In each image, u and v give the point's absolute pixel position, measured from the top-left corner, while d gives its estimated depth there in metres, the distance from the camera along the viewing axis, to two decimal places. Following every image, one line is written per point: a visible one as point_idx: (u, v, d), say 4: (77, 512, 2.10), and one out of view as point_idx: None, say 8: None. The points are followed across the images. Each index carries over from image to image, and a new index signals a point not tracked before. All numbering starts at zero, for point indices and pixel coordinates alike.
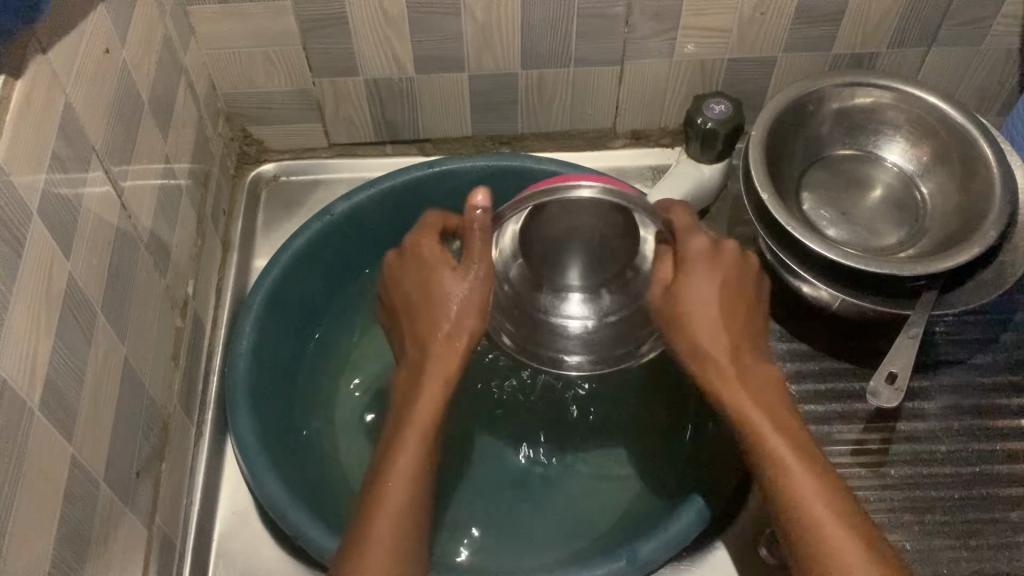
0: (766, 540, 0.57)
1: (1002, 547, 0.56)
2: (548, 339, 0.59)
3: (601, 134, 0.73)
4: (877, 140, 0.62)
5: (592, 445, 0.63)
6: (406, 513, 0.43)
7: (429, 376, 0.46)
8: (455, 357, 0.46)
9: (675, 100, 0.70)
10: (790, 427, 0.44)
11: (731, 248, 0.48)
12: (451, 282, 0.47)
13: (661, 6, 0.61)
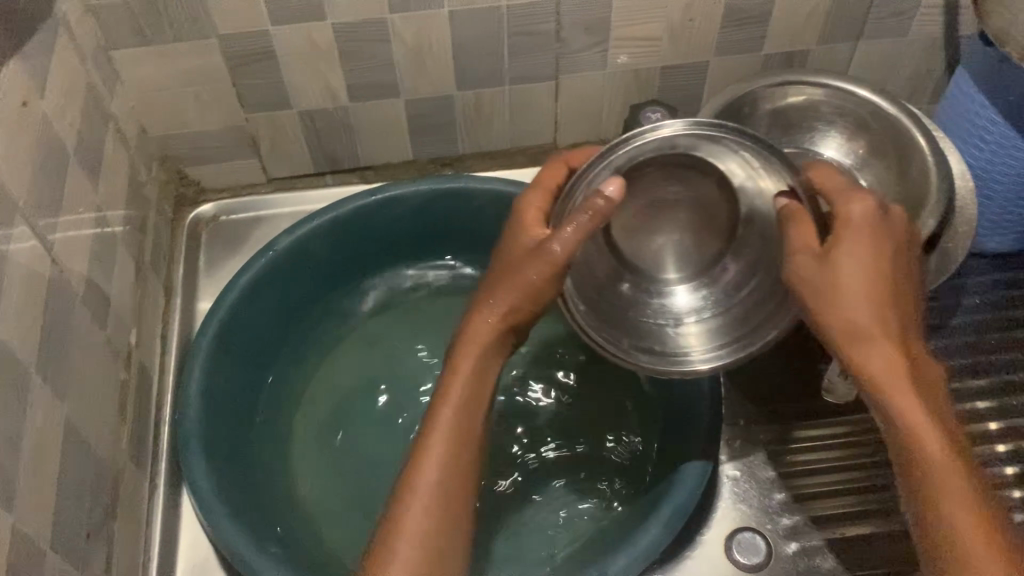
0: (735, 543, 0.56)
1: None
2: (655, 334, 0.53)
3: (543, 149, 0.72)
4: (813, 137, 0.62)
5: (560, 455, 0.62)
6: (444, 496, 0.43)
7: (466, 347, 0.46)
8: (487, 329, 0.47)
9: (613, 110, 0.70)
10: (937, 406, 0.42)
11: (897, 219, 0.44)
12: (525, 269, 0.45)
13: (590, 19, 0.61)
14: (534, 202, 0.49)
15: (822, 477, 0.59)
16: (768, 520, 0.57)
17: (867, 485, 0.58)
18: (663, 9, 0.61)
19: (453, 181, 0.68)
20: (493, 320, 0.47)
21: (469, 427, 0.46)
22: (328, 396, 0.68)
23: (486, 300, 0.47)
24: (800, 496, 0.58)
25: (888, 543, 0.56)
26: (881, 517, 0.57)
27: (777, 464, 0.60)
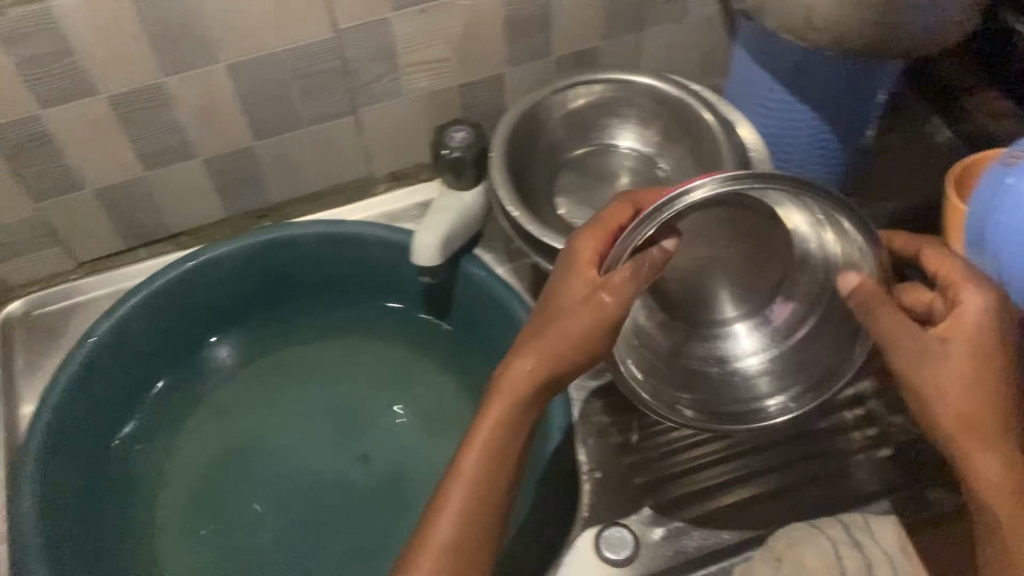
0: (604, 539, 0.56)
1: (821, 480, 0.59)
2: (729, 392, 0.53)
3: (361, 184, 0.71)
4: (608, 132, 0.65)
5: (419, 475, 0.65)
6: (460, 548, 0.41)
7: (499, 395, 0.43)
8: (525, 377, 0.42)
9: (421, 135, 0.69)
10: None
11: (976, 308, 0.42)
12: (575, 319, 0.42)
13: (372, 50, 0.61)
14: (586, 251, 0.44)
15: (677, 457, 0.60)
16: (633, 508, 0.57)
17: (721, 457, 0.60)
18: (443, 28, 0.61)
19: (271, 234, 0.67)
20: (527, 367, 0.42)
21: (494, 480, 0.42)
22: (179, 476, 0.65)
23: (528, 340, 0.44)
24: (660, 479, 0.59)
25: (748, 509, 0.58)
26: (739, 485, 0.59)
27: (633, 453, 0.61)
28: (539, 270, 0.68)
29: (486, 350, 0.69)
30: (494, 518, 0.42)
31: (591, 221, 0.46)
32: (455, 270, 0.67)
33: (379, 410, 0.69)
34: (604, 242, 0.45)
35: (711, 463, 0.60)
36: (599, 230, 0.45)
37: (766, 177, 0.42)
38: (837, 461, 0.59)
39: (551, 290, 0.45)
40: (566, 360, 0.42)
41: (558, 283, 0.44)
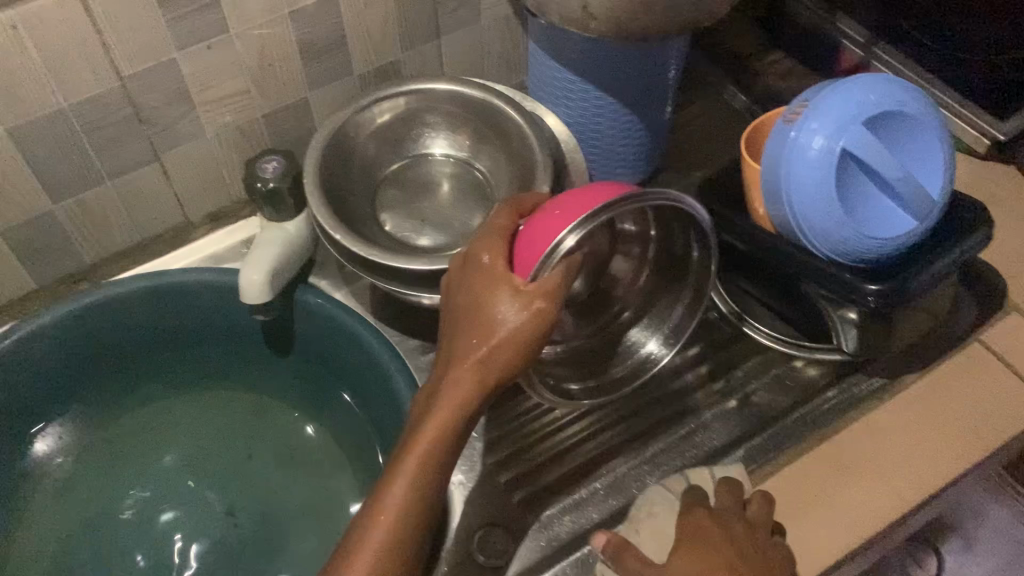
0: (478, 543, 0.56)
1: (676, 443, 0.61)
2: (626, 367, 0.63)
3: (180, 230, 0.69)
4: (420, 143, 0.65)
5: (287, 504, 0.66)
6: (396, 543, 0.45)
7: (442, 402, 0.46)
8: (465, 382, 0.46)
9: (234, 171, 0.68)
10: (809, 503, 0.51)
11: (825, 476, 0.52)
12: (506, 310, 0.45)
13: (165, 92, 0.59)
14: (495, 265, 0.48)
15: (543, 446, 0.61)
16: (501, 507, 0.58)
17: (590, 441, 0.61)
18: (234, 61, 0.60)
19: (86, 298, 0.63)
20: (476, 360, 0.46)
21: (427, 485, 0.46)
22: (37, 567, 0.63)
23: (470, 337, 0.46)
24: (533, 467, 0.60)
25: (611, 486, 0.59)
26: (604, 465, 0.60)
27: (499, 449, 0.61)
28: (377, 289, 0.68)
29: (334, 376, 0.69)
30: (425, 514, 0.46)
31: (483, 231, 0.50)
32: (291, 303, 0.65)
33: (239, 459, 0.68)
34: (527, 263, 0.47)
35: (576, 445, 0.61)
36: (493, 251, 0.49)
37: (637, 198, 0.46)
38: (688, 421, 0.62)
39: (471, 290, 0.47)
40: (511, 355, 0.46)
41: (469, 293, 0.47)
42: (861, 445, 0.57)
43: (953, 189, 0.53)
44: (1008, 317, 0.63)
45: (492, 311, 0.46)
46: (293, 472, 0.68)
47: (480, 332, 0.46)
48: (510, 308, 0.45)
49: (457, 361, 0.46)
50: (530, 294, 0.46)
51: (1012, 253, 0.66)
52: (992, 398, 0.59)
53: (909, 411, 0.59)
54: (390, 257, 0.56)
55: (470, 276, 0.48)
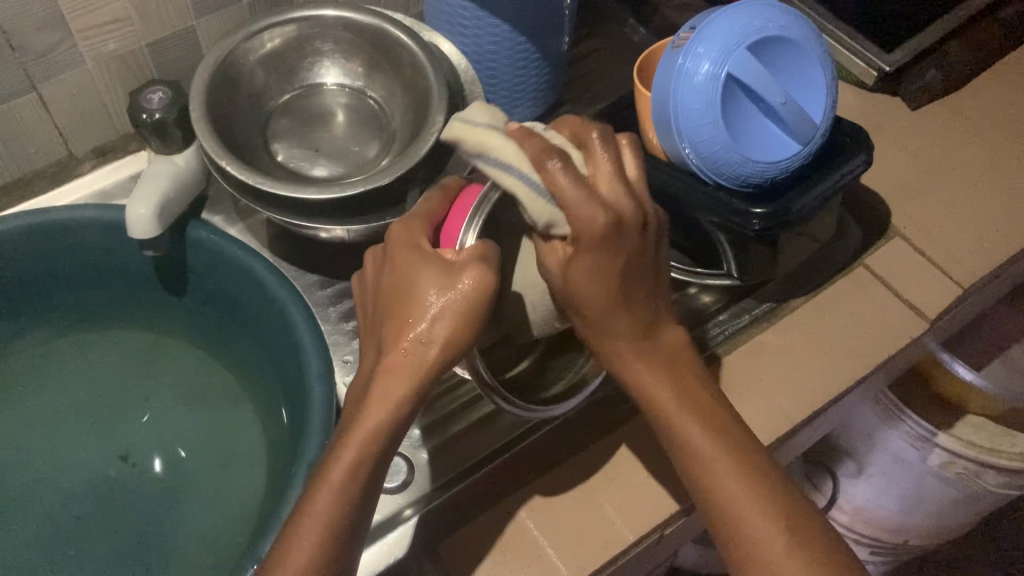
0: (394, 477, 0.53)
1: None
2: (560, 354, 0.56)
3: (62, 166, 0.66)
4: (311, 72, 0.64)
5: (194, 458, 0.65)
6: (344, 513, 0.42)
7: (388, 367, 0.43)
8: (410, 346, 0.43)
9: (118, 104, 0.65)
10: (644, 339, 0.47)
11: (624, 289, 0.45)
12: (430, 287, 0.43)
13: (37, 17, 0.56)
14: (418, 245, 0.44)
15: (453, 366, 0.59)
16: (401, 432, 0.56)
17: None
18: None
19: None
20: (419, 331, 0.42)
21: (382, 452, 0.43)
22: None
23: (402, 310, 0.43)
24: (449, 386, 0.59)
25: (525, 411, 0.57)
26: None
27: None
28: (273, 224, 0.67)
29: (232, 316, 0.66)
30: (378, 480, 0.43)
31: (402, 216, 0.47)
32: (181, 239, 0.63)
33: (134, 400, 0.68)
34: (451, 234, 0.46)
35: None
36: (418, 231, 0.45)
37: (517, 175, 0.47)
38: None
39: (398, 267, 0.44)
40: (451, 327, 0.42)
41: (394, 277, 0.44)
42: (750, 368, 0.59)
43: (833, 115, 0.55)
44: (888, 244, 0.66)
45: (419, 291, 0.43)
46: (196, 425, 0.67)
47: (406, 315, 0.43)
48: (433, 281, 0.43)
49: (389, 339, 0.43)
50: (457, 263, 0.43)
51: (892, 182, 0.69)
52: (873, 321, 0.62)
53: (796, 334, 0.61)
54: (290, 186, 0.54)
55: (397, 254, 0.45)
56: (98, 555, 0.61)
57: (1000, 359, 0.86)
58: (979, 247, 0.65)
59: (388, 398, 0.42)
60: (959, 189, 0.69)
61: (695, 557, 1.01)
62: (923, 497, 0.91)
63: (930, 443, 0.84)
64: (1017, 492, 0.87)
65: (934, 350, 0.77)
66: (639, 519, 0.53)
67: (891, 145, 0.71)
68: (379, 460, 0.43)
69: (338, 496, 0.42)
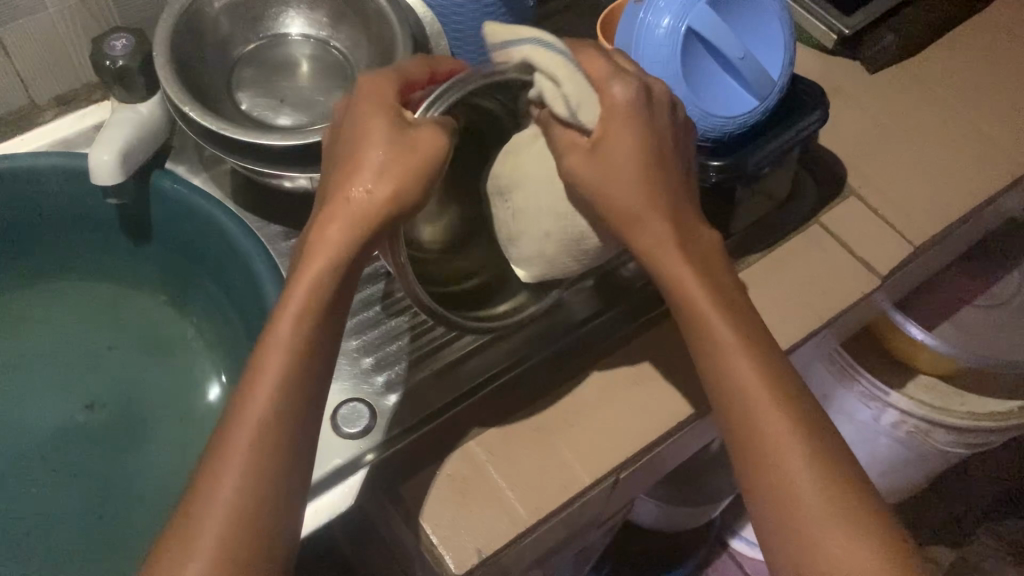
0: (343, 416, 0.54)
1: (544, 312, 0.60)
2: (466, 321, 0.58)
3: (24, 113, 0.66)
4: (275, 22, 0.64)
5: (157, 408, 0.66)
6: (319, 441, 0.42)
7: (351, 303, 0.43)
8: None
9: (81, 51, 0.65)
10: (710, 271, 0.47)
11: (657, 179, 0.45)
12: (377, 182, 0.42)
13: None
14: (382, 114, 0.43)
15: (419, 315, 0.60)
16: (363, 379, 0.57)
17: None
18: None
19: None
20: (358, 228, 0.42)
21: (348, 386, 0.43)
22: None
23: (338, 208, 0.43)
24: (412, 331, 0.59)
25: (476, 352, 0.59)
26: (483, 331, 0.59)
27: (386, 319, 0.60)
28: (237, 174, 0.67)
29: (196, 267, 0.66)
30: None
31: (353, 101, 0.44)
32: (145, 187, 0.63)
33: (98, 349, 0.67)
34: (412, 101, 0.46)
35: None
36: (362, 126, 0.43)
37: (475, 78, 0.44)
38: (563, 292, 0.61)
39: (344, 156, 0.44)
40: None
41: (339, 172, 0.44)
42: None
43: (793, 71, 0.56)
44: (844, 202, 0.67)
45: (350, 186, 0.43)
46: (154, 376, 0.67)
47: (353, 215, 0.42)
48: (373, 177, 0.42)
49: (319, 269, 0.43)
50: (389, 163, 0.42)
51: (849, 142, 0.70)
52: (826, 275, 0.63)
53: (752, 286, 0.62)
54: (254, 133, 0.54)
55: (344, 146, 0.44)
56: (64, 503, 0.62)
57: (950, 321, 0.88)
58: (931, 207, 0.67)
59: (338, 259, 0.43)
60: (914, 150, 0.70)
61: (652, 513, 1.03)
62: (877, 455, 0.94)
63: (883, 402, 0.86)
64: (967, 450, 0.90)
65: (887, 310, 0.80)
66: (597, 460, 0.54)
67: (847, 107, 0.72)
68: None
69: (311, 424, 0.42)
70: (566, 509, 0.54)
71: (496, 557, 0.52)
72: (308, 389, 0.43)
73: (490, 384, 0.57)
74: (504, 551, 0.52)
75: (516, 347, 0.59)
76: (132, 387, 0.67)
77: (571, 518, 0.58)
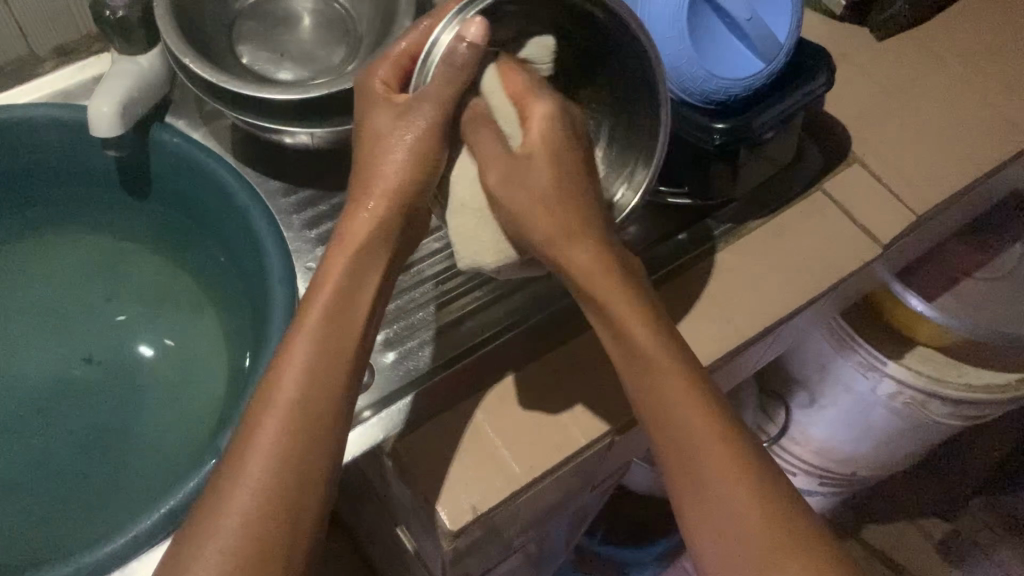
0: None
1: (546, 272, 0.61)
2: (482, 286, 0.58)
3: (23, 63, 0.66)
4: None
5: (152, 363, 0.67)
6: (320, 394, 0.41)
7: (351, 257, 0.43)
8: None
9: (81, 1, 0.64)
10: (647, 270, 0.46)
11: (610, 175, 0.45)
12: (384, 155, 0.45)
13: None
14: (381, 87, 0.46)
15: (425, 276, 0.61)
16: None
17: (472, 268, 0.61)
18: None
19: None
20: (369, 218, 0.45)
21: (347, 340, 0.43)
22: None
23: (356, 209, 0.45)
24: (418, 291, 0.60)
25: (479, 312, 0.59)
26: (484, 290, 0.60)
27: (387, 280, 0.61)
28: (238, 129, 0.66)
29: (194, 224, 0.66)
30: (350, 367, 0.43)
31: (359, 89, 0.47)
32: (145, 141, 0.62)
33: (95, 304, 0.68)
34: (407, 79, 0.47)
35: (450, 279, 0.61)
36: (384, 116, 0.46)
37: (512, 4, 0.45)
38: None
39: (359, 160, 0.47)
40: None
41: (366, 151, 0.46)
42: (722, 285, 0.60)
43: (799, 34, 0.56)
44: (848, 169, 0.67)
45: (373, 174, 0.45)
46: (148, 329, 0.68)
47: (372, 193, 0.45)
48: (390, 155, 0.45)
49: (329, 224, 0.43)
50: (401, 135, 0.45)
51: (854, 109, 0.70)
52: (827, 241, 0.63)
53: (751, 253, 0.62)
54: (255, 87, 0.54)
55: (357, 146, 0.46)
56: (61, 454, 0.62)
57: (949, 292, 0.88)
58: (935, 176, 0.67)
59: None
60: (917, 117, 0.70)
61: (647, 480, 1.04)
62: (873, 426, 0.94)
63: (880, 372, 0.87)
64: (963, 422, 0.90)
65: (887, 280, 0.79)
66: (593, 421, 0.54)
67: (854, 73, 0.72)
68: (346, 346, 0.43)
69: (311, 379, 0.42)
70: (561, 469, 0.54)
71: (490, 515, 0.52)
72: (307, 344, 0.42)
73: (483, 343, 0.57)
74: (499, 508, 0.52)
75: (515, 307, 0.59)
76: (129, 341, 0.67)
77: (566, 480, 0.58)
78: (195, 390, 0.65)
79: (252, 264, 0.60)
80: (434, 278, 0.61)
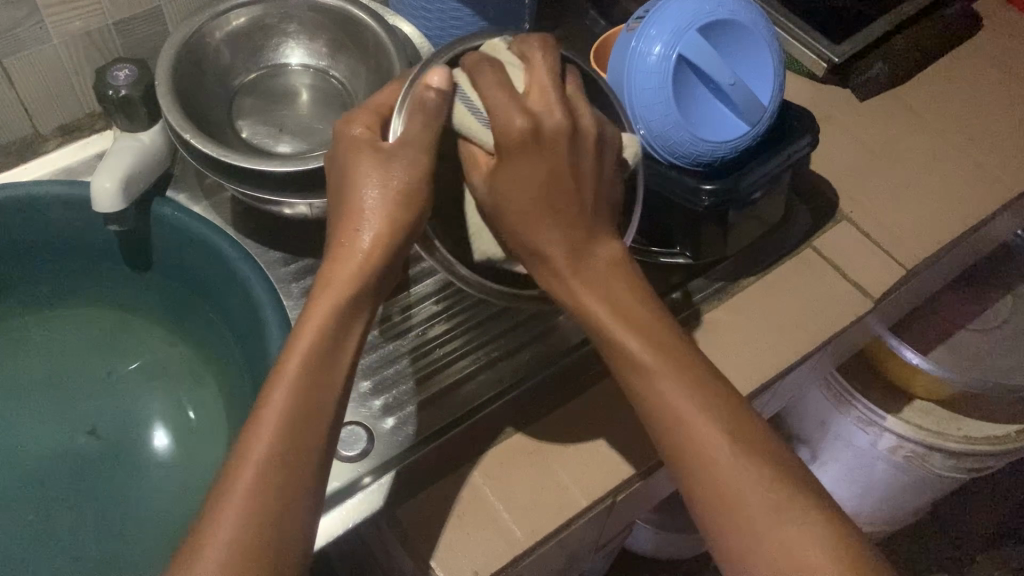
0: (343, 442, 0.54)
1: (544, 331, 0.61)
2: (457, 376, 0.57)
3: (27, 142, 0.67)
4: (274, 53, 0.65)
5: (153, 432, 0.66)
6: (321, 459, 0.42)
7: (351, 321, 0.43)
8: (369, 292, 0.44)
9: (84, 82, 0.66)
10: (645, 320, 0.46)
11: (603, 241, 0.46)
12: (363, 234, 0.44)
13: None
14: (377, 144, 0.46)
15: (419, 339, 0.60)
16: (362, 403, 0.56)
17: (465, 326, 0.61)
18: None
19: None
20: (365, 253, 0.44)
21: (348, 405, 0.43)
22: None
23: (344, 252, 0.44)
24: (416, 352, 0.59)
25: (475, 371, 0.58)
26: (478, 350, 0.60)
27: (384, 342, 0.60)
28: (237, 201, 0.68)
29: (195, 293, 0.67)
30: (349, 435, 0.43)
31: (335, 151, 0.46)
32: (146, 214, 0.64)
33: (97, 374, 0.68)
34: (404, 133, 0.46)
35: (446, 339, 0.60)
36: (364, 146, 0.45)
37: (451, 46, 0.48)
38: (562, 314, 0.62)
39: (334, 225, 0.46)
40: None
41: (339, 224, 0.45)
42: (715, 343, 0.61)
43: (781, 97, 0.57)
44: (836, 226, 0.68)
45: (358, 237, 0.44)
46: (146, 396, 0.68)
47: (354, 267, 0.44)
48: (382, 224, 0.44)
49: (333, 293, 0.44)
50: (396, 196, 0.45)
51: (839, 167, 0.71)
52: (819, 298, 0.64)
53: (744, 310, 0.63)
54: (255, 160, 0.55)
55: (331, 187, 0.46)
56: (62, 527, 0.62)
57: (944, 345, 0.89)
58: (925, 231, 0.68)
59: (343, 293, 0.43)
60: (901, 173, 0.71)
61: (650, 542, 1.03)
62: (875, 481, 0.94)
63: (879, 427, 0.87)
64: (966, 476, 0.90)
65: (881, 335, 0.80)
66: (593, 484, 0.55)
67: (838, 132, 0.74)
68: (347, 414, 0.43)
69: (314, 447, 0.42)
70: (561, 532, 0.54)
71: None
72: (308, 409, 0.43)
73: (479, 411, 0.56)
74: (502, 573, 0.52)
75: (510, 371, 0.58)
76: (130, 409, 0.67)
77: (567, 543, 0.58)
78: (196, 460, 0.65)
79: (252, 332, 0.61)
80: (432, 336, 0.60)
